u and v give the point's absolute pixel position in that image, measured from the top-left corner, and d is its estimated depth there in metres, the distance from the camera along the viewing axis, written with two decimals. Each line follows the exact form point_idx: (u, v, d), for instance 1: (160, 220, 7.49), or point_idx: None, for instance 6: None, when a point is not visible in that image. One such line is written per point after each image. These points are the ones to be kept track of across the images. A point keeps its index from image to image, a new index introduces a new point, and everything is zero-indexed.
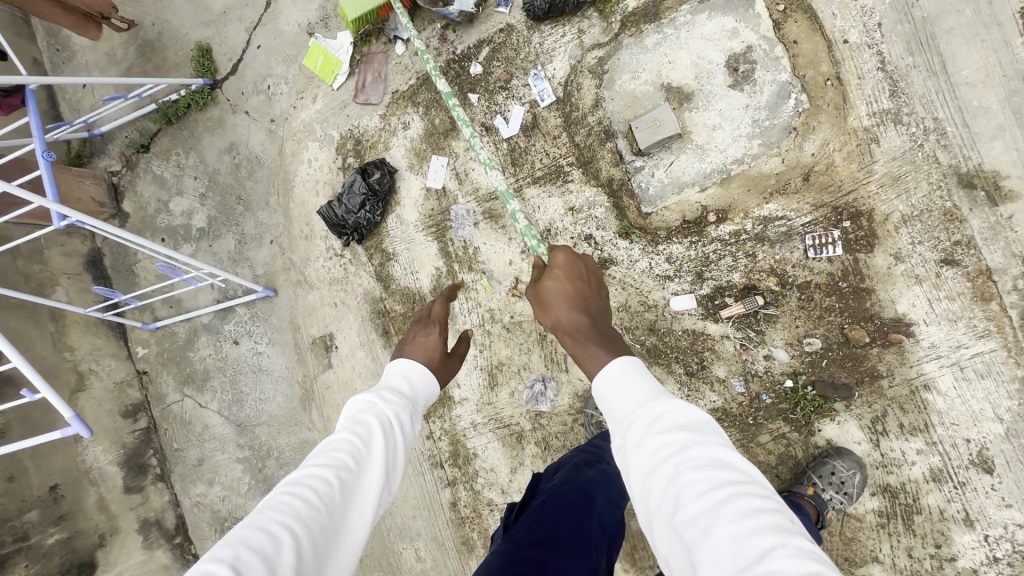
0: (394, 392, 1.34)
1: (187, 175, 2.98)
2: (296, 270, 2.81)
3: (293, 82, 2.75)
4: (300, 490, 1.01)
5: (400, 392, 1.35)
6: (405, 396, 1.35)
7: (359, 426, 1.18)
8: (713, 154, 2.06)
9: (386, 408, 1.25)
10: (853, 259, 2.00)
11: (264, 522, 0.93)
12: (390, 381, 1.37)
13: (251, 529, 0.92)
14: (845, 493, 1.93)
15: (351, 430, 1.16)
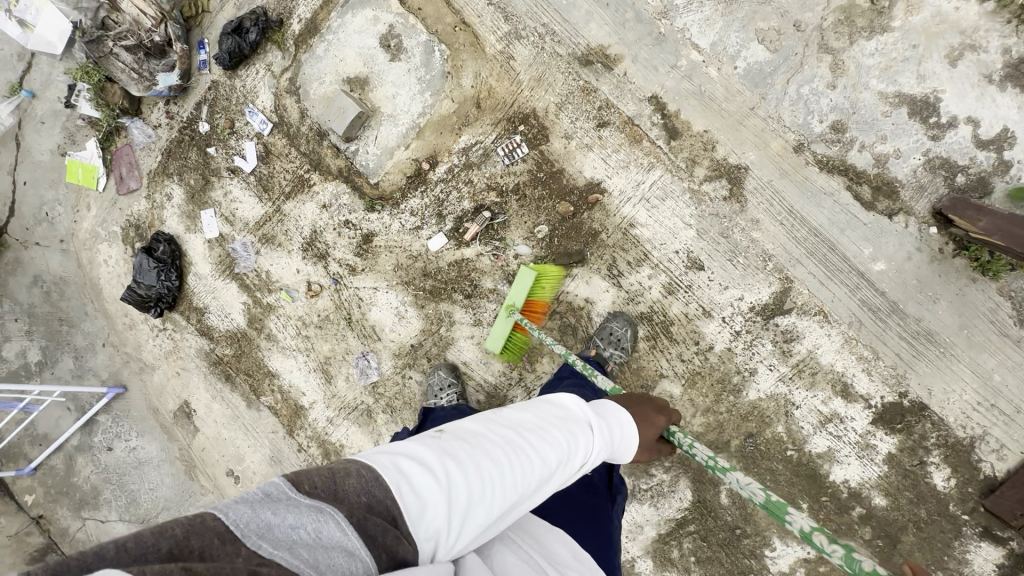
0: (611, 434, 1.33)
1: (7, 320, 3.13)
2: (134, 360, 2.99)
3: (65, 201, 2.98)
4: (513, 446, 1.13)
5: (613, 441, 1.33)
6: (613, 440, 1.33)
7: (572, 431, 1.24)
8: (402, 117, 2.45)
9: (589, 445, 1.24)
10: (539, 153, 2.40)
11: (471, 452, 1.08)
12: (610, 420, 1.35)
13: (459, 444, 1.10)
14: (620, 348, 2.32)
15: (568, 428, 1.24)
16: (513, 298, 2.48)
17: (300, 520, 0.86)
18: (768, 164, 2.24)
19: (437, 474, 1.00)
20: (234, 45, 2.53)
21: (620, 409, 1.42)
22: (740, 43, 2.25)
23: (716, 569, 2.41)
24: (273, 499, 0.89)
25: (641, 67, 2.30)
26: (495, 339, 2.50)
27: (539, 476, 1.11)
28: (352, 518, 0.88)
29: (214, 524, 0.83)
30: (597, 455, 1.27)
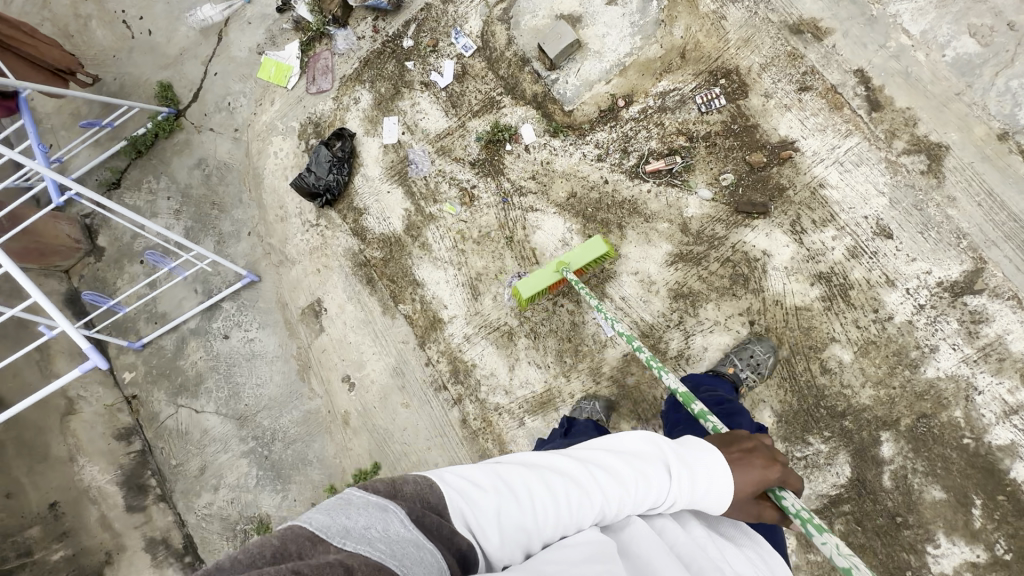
0: (692, 482, 1.18)
1: (160, 197, 3.21)
2: (276, 252, 3.03)
3: (251, 94, 3.15)
4: (565, 477, 1.13)
5: (697, 487, 1.18)
6: (693, 492, 1.18)
7: (634, 473, 1.15)
8: (608, 55, 2.60)
9: (665, 487, 1.14)
10: (735, 106, 2.50)
11: (525, 482, 1.10)
12: (696, 465, 1.19)
13: (517, 471, 1.13)
14: (759, 371, 2.27)
15: (624, 464, 1.16)
16: (571, 259, 2.32)
17: (369, 521, 0.92)
18: (970, 147, 2.29)
19: (489, 492, 1.07)
20: None
21: (707, 447, 1.24)
22: (952, 34, 2.37)
23: (869, 560, 2.22)
24: (345, 503, 0.96)
25: (851, 42, 2.43)
26: (530, 284, 2.33)
27: (602, 503, 1.09)
28: (412, 517, 0.96)
29: (302, 530, 0.90)
30: (677, 500, 1.16)
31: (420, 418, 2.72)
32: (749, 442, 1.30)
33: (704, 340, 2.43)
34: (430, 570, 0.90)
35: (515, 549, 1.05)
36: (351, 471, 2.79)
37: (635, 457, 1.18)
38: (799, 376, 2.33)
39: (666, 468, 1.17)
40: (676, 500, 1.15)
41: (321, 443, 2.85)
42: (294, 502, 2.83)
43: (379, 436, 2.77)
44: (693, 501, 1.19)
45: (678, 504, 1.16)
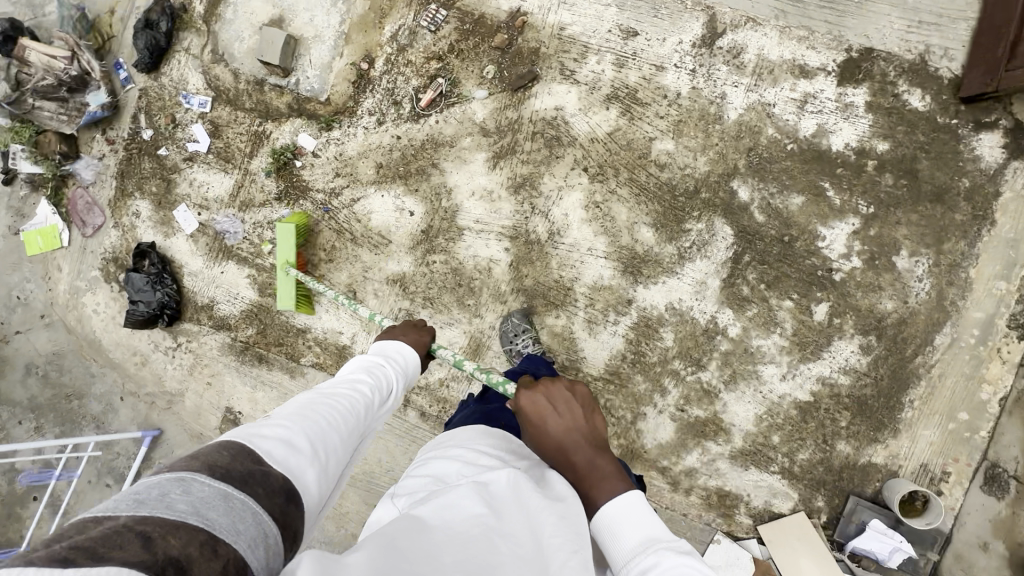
0: (394, 363, 1.68)
1: (10, 427, 2.88)
2: (159, 396, 2.82)
3: (34, 275, 2.89)
4: (334, 396, 1.39)
5: (399, 365, 1.69)
6: (401, 366, 1.68)
7: (373, 379, 1.52)
8: (327, 32, 2.62)
9: (388, 373, 1.60)
10: (457, 10, 2.60)
11: (316, 413, 1.29)
12: (393, 353, 1.72)
13: (300, 407, 1.30)
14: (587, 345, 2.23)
15: (369, 376, 1.52)
16: (287, 255, 2.51)
17: (166, 490, 0.92)
18: None
19: (293, 427, 1.21)
20: (149, 41, 2.65)
21: (394, 342, 1.75)
22: None
23: (787, 284, 2.45)
24: (137, 485, 0.93)
25: None
26: (286, 293, 2.52)
27: (365, 402, 1.41)
28: (217, 476, 0.99)
29: (83, 518, 0.85)
30: (397, 381, 1.62)
31: (386, 440, 2.66)
32: (405, 328, 1.90)
33: (560, 208, 2.55)
34: (242, 516, 0.95)
35: (327, 461, 1.22)
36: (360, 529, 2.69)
37: (365, 365, 1.56)
38: (647, 184, 2.51)
39: (383, 365, 1.62)
40: (396, 384, 1.60)
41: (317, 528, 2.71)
42: None
43: (362, 482, 2.69)
44: (403, 380, 1.68)
45: (398, 386, 1.62)
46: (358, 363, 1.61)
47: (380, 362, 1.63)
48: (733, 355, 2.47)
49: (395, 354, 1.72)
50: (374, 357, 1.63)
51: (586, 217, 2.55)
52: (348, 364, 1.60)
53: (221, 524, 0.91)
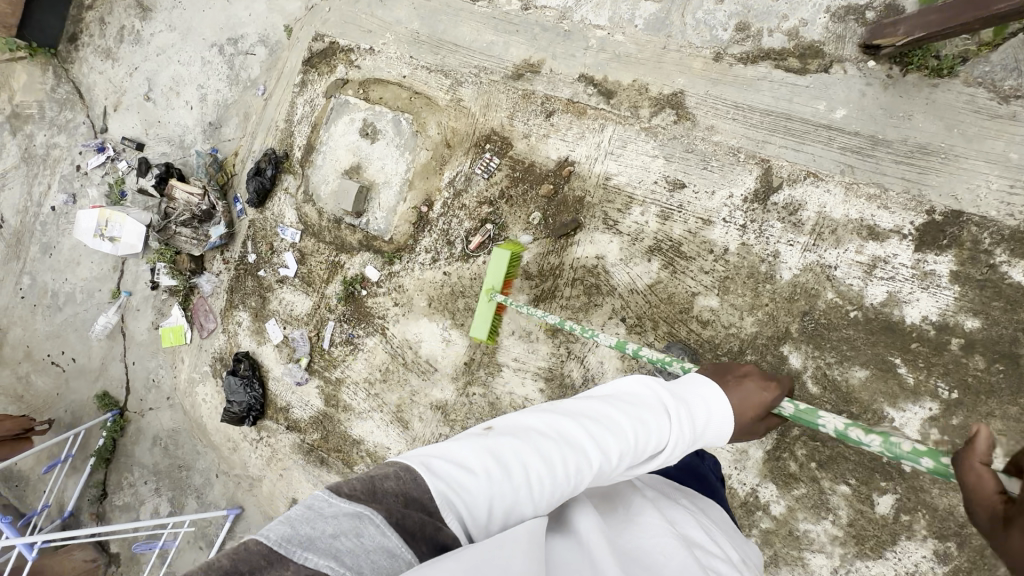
0: (692, 421, 1.34)
1: (140, 485, 3.53)
2: (243, 478, 3.27)
3: (166, 363, 3.53)
4: (575, 449, 1.16)
5: (696, 423, 1.34)
6: (694, 428, 1.33)
7: (635, 425, 1.23)
8: (394, 178, 2.93)
9: (668, 429, 1.27)
10: (509, 159, 2.76)
11: (520, 455, 1.11)
12: (692, 402, 1.37)
13: (520, 449, 1.12)
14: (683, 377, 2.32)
15: (628, 422, 1.23)
16: (492, 283, 2.53)
17: (339, 529, 0.90)
18: (697, 79, 2.50)
19: (484, 480, 1.05)
20: (258, 185, 3.17)
21: (707, 387, 1.44)
22: (631, 7, 2.64)
23: (845, 467, 2.20)
24: (311, 512, 0.93)
25: (561, 60, 2.72)
26: (482, 326, 2.55)
27: (604, 460, 1.17)
28: (392, 520, 0.93)
29: (259, 546, 0.87)
30: (676, 442, 1.28)
31: None
32: None
33: (596, 355, 2.57)
34: None
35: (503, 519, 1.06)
36: None
37: (631, 408, 1.26)
38: (688, 340, 2.43)
39: (666, 409, 1.30)
40: (680, 441, 1.29)
41: None
42: None
43: None
44: (691, 442, 1.35)
45: (684, 445, 1.31)
46: (637, 387, 1.37)
47: (667, 407, 1.30)
48: (775, 534, 2.28)
49: (689, 393, 1.41)
50: (659, 391, 1.35)
51: (621, 366, 2.53)
52: (625, 381, 1.39)
53: None
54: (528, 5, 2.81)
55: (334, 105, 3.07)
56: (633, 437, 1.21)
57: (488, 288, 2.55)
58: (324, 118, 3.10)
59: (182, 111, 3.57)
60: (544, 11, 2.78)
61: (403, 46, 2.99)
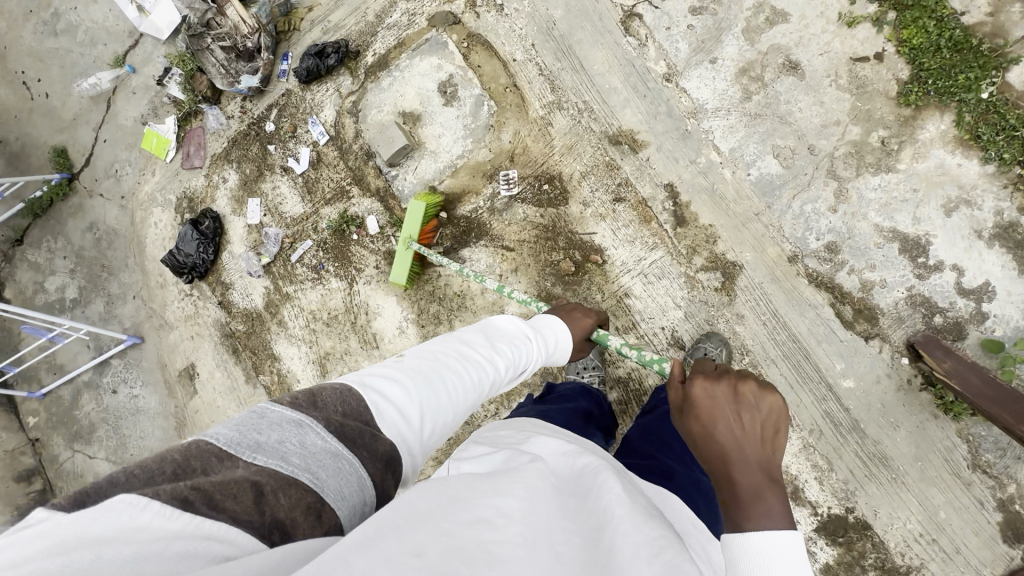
0: (545, 345, 1.58)
1: (57, 257, 3.42)
2: (157, 316, 3.23)
3: (136, 163, 3.30)
4: (474, 365, 1.29)
5: (548, 345, 1.59)
6: (548, 349, 1.58)
7: (507, 346, 1.40)
8: (443, 155, 2.71)
9: (531, 351, 1.48)
10: (557, 213, 2.60)
11: (438, 372, 1.21)
12: (545, 330, 1.61)
13: (428, 364, 1.22)
14: None
15: (503, 343, 1.40)
16: (410, 230, 2.56)
17: (284, 435, 0.94)
18: (762, 266, 2.40)
19: (409, 387, 1.13)
20: (312, 65, 2.85)
21: (552, 317, 1.69)
22: (757, 154, 2.45)
23: None
24: (256, 417, 0.96)
25: (664, 157, 2.52)
26: (399, 270, 2.59)
27: (494, 376, 1.32)
28: (332, 429, 0.97)
29: (209, 446, 0.89)
30: (535, 363, 1.52)
31: None
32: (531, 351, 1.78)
33: None
34: (345, 480, 0.94)
35: (433, 427, 1.14)
36: None
37: (507, 336, 1.43)
38: None
39: (530, 337, 1.50)
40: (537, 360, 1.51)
41: None
42: None
43: None
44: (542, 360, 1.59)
45: (536, 367, 1.53)
46: (509, 322, 1.52)
47: (528, 333, 1.51)
48: None
49: (541, 325, 1.64)
50: (528, 329, 1.52)
51: None
52: (494, 318, 1.54)
53: (329, 487, 0.92)
54: (668, 78, 2.54)
55: (431, 39, 2.74)
56: (509, 354, 1.39)
57: (405, 235, 2.58)
58: (413, 44, 2.77)
59: None
60: (680, 96, 2.52)
61: (531, 29, 2.66)
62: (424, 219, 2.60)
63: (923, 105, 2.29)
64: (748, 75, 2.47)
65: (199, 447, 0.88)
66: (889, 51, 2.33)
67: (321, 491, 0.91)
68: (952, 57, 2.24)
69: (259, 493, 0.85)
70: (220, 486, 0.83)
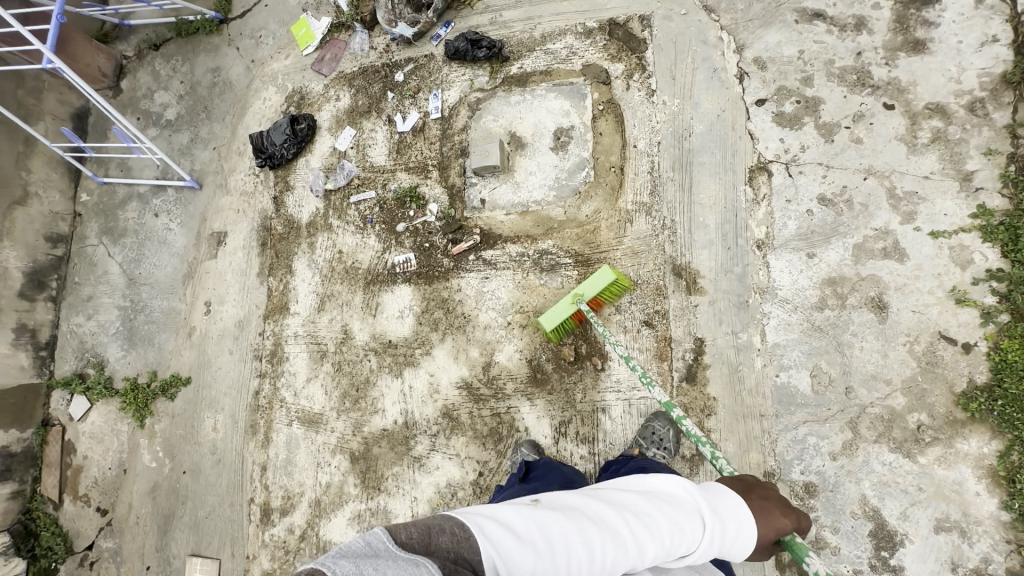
0: (722, 528, 1.31)
1: (176, 78, 3.68)
2: (222, 175, 3.45)
3: (278, 39, 3.48)
4: (611, 538, 1.19)
5: (723, 534, 1.31)
6: (719, 535, 1.30)
7: (669, 518, 1.26)
8: (523, 191, 2.75)
9: (697, 530, 1.27)
10: (587, 302, 2.61)
11: (564, 531, 1.17)
12: (719, 509, 1.34)
13: (553, 521, 1.19)
14: None
15: (652, 509, 1.28)
16: (584, 290, 2.43)
17: (398, 572, 0.91)
18: (737, 464, 2.34)
19: (517, 539, 1.12)
20: (462, 47, 2.91)
21: (740, 503, 1.39)
22: (796, 362, 2.37)
23: None
24: (370, 549, 0.97)
25: (711, 312, 2.47)
26: (552, 322, 2.50)
27: (636, 561, 1.19)
28: (444, 570, 0.94)
29: None
30: (701, 547, 1.27)
31: (232, 369, 3.19)
32: None
33: (440, 461, 2.71)
34: None
35: None
36: (171, 371, 3.36)
37: (668, 508, 1.28)
38: None
39: (702, 519, 1.29)
40: (704, 546, 1.27)
41: (166, 336, 3.41)
42: (127, 364, 3.47)
43: (202, 361, 3.28)
44: (718, 547, 1.32)
45: (701, 551, 1.29)
46: (672, 487, 1.37)
47: (696, 509, 1.30)
48: None
49: (715, 500, 1.37)
50: (690, 492, 1.35)
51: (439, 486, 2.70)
52: (660, 477, 1.40)
53: None
54: (760, 245, 2.47)
55: (574, 84, 2.76)
56: (668, 535, 1.23)
57: (575, 292, 2.44)
58: (557, 80, 2.79)
59: None
60: (759, 267, 2.45)
61: (665, 128, 2.63)
62: (603, 288, 2.48)
63: (978, 417, 2.15)
64: (834, 287, 2.37)
65: None
66: (979, 348, 2.19)
67: None
68: None
69: None
70: None
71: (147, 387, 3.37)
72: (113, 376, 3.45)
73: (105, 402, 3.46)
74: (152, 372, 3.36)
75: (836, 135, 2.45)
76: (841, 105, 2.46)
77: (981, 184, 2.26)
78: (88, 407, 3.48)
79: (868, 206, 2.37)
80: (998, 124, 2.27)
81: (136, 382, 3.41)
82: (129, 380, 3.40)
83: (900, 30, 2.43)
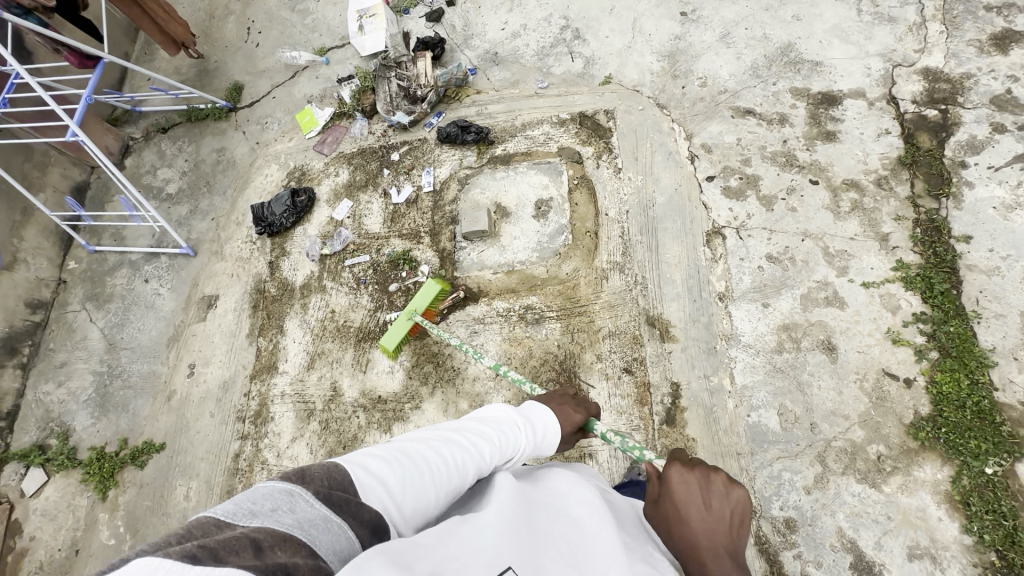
0: (536, 433, 1.63)
1: (181, 157, 3.96)
2: (218, 243, 3.62)
3: (283, 125, 3.86)
4: (456, 446, 1.39)
5: (539, 435, 1.64)
6: (539, 440, 1.63)
7: (503, 430, 1.52)
8: (508, 253, 3.03)
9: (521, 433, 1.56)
10: (570, 352, 2.80)
11: (422, 451, 1.32)
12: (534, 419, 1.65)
13: (417, 449, 1.33)
14: None
15: (495, 429, 1.51)
16: (416, 304, 2.86)
17: (275, 505, 1.02)
18: None
19: (391, 467, 1.24)
20: (453, 132, 3.33)
21: (541, 408, 1.72)
22: (764, 402, 2.58)
23: None
24: (246, 492, 1.04)
25: (684, 358, 2.70)
26: (392, 336, 2.83)
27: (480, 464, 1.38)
28: (320, 496, 1.08)
29: (207, 519, 0.96)
30: (525, 448, 1.57)
31: (211, 432, 3.13)
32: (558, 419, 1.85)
33: None
34: (337, 539, 1.03)
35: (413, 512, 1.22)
36: (144, 437, 3.24)
37: (507, 425, 1.54)
38: None
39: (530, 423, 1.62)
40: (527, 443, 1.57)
41: (143, 401, 3.34)
42: (95, 432, 3.32)
43: (179, 425, 3.20)
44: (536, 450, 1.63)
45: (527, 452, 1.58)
46: (500, 410, 1.62)
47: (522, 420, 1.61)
48: None
49: (529, 412, 1.68)
50: (511, 411, 1.63)
51: None
52: (492, 406, 1.64)
53: (321, 543, 1.00)
54: (721, 298, 2.78)
55: (552, 163, 3.18)
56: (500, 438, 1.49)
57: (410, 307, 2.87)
58: (537, 160, 3.21)
59: (494, 25, 3.72)
60: (723, 317, 2.74)
61: (632, 198, 3.03)
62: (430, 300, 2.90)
63: (928, 446, 2.37)
64: (789, 333, 2.66)
65: (198, 522, 0.95)
66: (919, 382, 2.46)
67: (314, 544, 1.00)
68: (972, 419, 2.34)
69: (259, 547, 0.92)
70: (223, 545, 0.89)
71: (115, 455, 3.22)
72: (78, 445, 3.29)
73: (63, 476, 3.25)
74: (123, 439, 3.23)
75: (775, 205, 2.89)
76: (775, 181, 2.93)
77: (896, 243, 2.69)
78: (44, 481, 3.25)
79: (808, 262, 2.75)
80: (901, 196, 2.76)
81: (102, 452, 3.25)
82: (96, 448, 3.24)
83: (814, 124, 3.00)
